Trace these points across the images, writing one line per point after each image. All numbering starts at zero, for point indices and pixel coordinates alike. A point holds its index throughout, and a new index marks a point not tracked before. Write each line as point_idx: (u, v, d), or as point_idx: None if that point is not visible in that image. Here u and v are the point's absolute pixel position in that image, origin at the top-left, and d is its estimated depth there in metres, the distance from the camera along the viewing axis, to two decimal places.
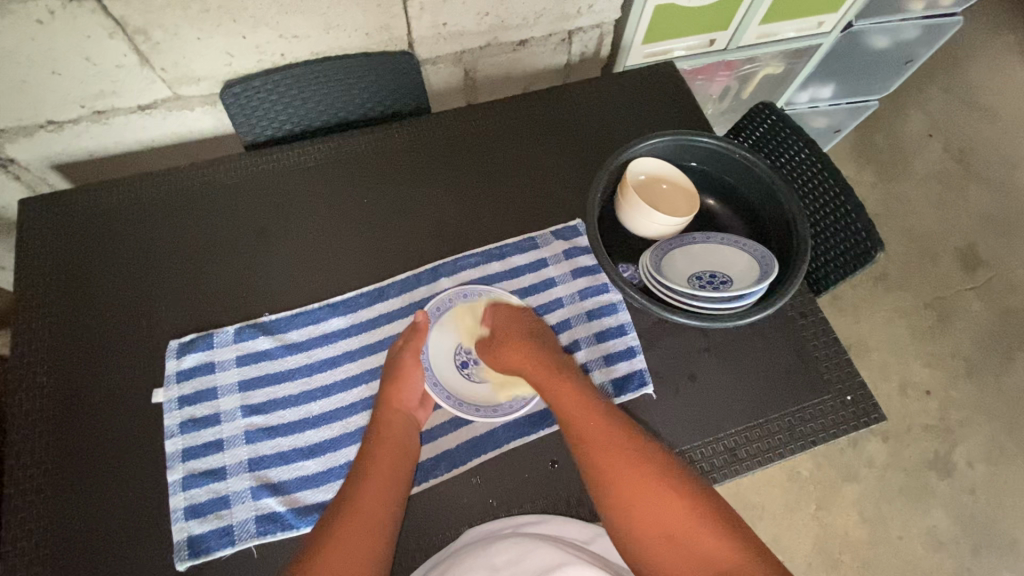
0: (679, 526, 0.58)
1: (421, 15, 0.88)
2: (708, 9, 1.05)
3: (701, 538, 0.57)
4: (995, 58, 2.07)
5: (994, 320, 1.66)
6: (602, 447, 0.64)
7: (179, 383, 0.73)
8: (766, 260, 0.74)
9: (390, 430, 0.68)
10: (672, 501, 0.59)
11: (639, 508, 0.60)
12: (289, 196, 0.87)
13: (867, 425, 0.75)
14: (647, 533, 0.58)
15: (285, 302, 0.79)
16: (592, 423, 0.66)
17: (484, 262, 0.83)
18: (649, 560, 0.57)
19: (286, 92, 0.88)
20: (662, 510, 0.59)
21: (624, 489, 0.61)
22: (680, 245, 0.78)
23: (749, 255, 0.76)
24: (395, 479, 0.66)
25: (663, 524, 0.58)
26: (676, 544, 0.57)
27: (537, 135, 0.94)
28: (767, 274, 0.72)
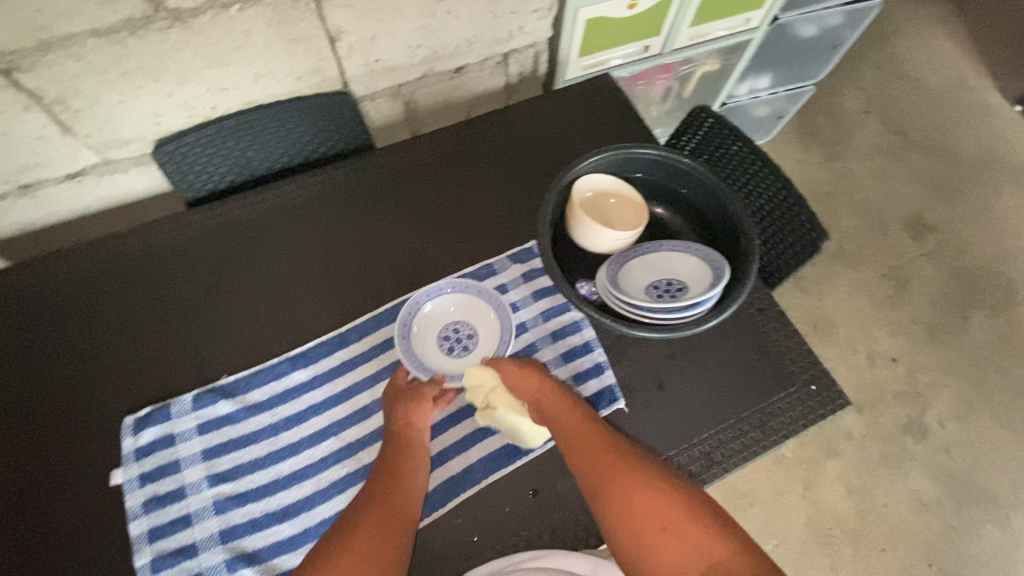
0: (669, 517, 0.55)
1: (351, 55, 0.85)
2: (637, 18, 1.06)
3: (695, 530, 0.54)
4: (919, 32, 2.17)
5: (947, 282, 1.73)
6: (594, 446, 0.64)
7: (139, 461, 0.70)
8: (716, 264, 0.75)
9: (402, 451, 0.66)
10: (660, 493, 0.57)
11: (631, 504, 0.57)
12: (239, 246, 0.85)
13: (835, 411, 0.77)
14: (644, 530, 0.56)
15: (243, 361, 0.77)
16: (579, 423, 0.66)
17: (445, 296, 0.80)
18: (645, 558, 0.54)
19: (223, 144, 0.86)
20: (655, 504, 0.57)
21: (617, 485, 0.59)
22: (634, 255, 0.79)
23: (700, 259, 0.77)
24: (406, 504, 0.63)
25: (658, 519, 0.56)
26: (671, 539, 0.54)
27: (483, 161, 0.94)
28: (720, 279, 0.73)
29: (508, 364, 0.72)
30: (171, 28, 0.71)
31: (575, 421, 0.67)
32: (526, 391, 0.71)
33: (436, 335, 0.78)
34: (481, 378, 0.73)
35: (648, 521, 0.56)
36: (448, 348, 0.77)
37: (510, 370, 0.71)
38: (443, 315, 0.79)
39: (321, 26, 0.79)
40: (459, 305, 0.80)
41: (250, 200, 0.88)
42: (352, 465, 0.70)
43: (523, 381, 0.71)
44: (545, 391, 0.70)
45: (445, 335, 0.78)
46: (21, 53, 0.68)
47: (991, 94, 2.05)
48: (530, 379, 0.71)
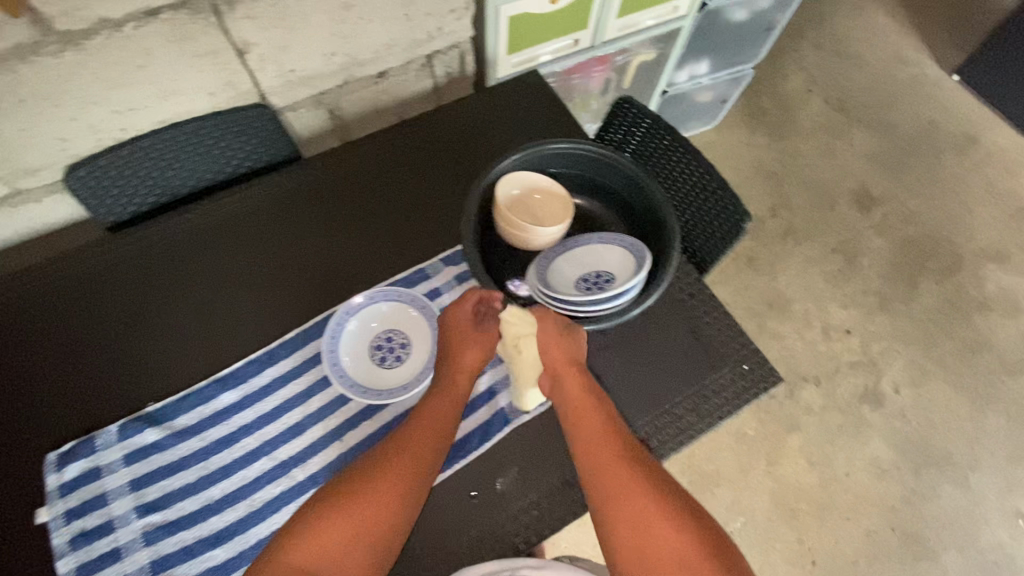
0: (683, 552, 0.60)
1: (264, 66, 0.84)
2: (560, 13, 1.07)
3: (704, 570, 0.59)
4: (856, 9, 2.22)
5: (895, 252, 1.77)
6: (613, 460, 0.66)
7: (64, 497, 0.68)
8: (638, 252, 0.76)
9: (445, 393, 0.71)
10: (679, 526, 0.62)
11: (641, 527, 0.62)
12: (170, 264, 0.84)
13: (768, 389, 0.78)
14: (650, 552, 0.61)
15: (169, 387, 0.75)
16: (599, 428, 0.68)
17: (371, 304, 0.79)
18: None
19: (139, 166, 0.84)
20: (662, 526, 0.61)
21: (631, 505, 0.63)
22: (561, 252, 0.80)
23: (623, 250, 0.77)
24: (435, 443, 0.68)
25: (666, 549, 0.61)
26: (673, 564, 0.60)
27: (413, 165, 0.93)
28: (643, 267, 0.73)
29: (550, 333, 0.71)
30: (64, 52, 0.69)
31: (597, 428, 0.68)
32: (553, 364, 0.71)
33: (369, 346, 0.77)
34: (515, 323, 0.73)
35: (659, 546, 0.61)
36: (381, 357, 0.76)
37: (546, 336, 0.71)
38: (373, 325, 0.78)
39: (226, 39, 0.77)
40: (388, 313, 0.79)
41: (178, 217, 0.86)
42: (286, 483, 0.69)
43: (553, 349, 0.70)
44: (570, 384, 0.71)
45: (377, 344, 0.77)
46: None
47: (928, 66, 2.11)
48: (561, 357, 0.70)
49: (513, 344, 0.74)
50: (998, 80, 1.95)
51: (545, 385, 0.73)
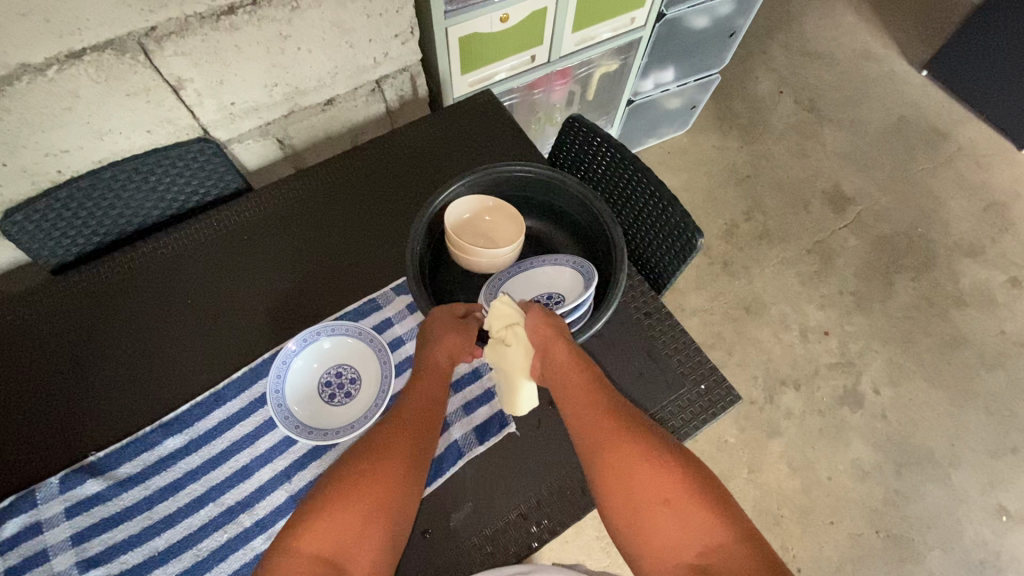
0: (670, 493, 0.60)
1: (203, 101, 0.82)
2: (511, 31, 1.06)
3: (693, 507, 0.59)
4: (824, 8, 2.23)
5: (870, 251, 1.77)
6: (604, 425, 0.65)
7: (3, 556, 0.66)
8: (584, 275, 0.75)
9: (431, 379, 0.72)
10: (666, 470, 0.61)
11: (636, 486, 0.61)
12: (123, 302, 0.82)
13: (726, 409, 0.77)
14: (647, 510, 0.60)
15: (113, 435, 0.74)
16: (588, 396, 0.67)
17: (316, 342, 0.77)
18: (642, 526, 0.59)
19: (79, 208, 0.82)
20: (657, 482, 0.60)
21: (625, 466, 0.62)
22: (509, 276, 0.78)
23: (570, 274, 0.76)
24: (430, 426, 0.69)
25: (656, 492, 0.60)
26: (670, 515, 0.59)
27: (364, 192, 0.92)
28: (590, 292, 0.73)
29: (537, 317, 0.70)
30: None
31: (585, 397, 0.67)
32: (540, 339, 0.69)
33: (316, 385, 0.75)
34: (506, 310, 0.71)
35: (649, 492, 0.60)
36: (330, 395, 0.75)
37: (533, 322, 0.70)
38: (319, 364, 0.76)
39: (157, 76, 0.76)
40: (334, 349, 0.77)
41: (130, 255, 0.84)
42: (233, 530, 0.68)
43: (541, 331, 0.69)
44: (559, 358, 0.69)
45: (325, 382, 0.75)
46: None
47: (897, 62, 2.11)
48: (545, 331, 0.69)
49: (500, 339, 0.71)
50: (965, 74, 1.96)
51: (535, 367, 0.71)
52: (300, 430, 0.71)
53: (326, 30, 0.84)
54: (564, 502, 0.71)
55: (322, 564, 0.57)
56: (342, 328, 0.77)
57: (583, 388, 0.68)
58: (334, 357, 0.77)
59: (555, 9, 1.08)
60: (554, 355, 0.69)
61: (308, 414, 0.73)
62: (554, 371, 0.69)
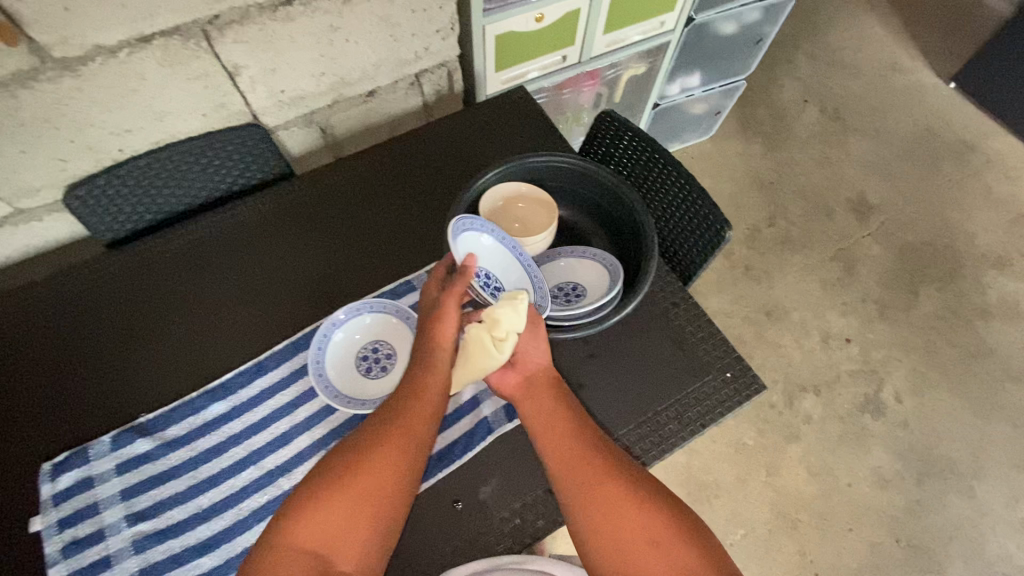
0: (657, 536, 0.60)
1: (255, 88, 0.87)
2: (546, 30, 1.09)
3: (680, 548, 0.59)
4: (851, 19, 2.23)
5: (894, 260, 1.76)
6: (583, 457, 0.65)
7: (57, 507, 0.70)
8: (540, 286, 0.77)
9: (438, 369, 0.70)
10: (652, 512, 0.61)
11: (616, 520, 0.61)
12: (173, 276, 0.86)
13: (751, 397, 0.79)
14: (627, 547, 0.60)
15: (162, 399, 0.78)
16: (571, 432, 0.67)
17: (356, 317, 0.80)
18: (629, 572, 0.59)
19: (136, 186, 0.87)
20: (645, 525, 0.61)
21: (606, 502, 0.62)
22: (500, 236, 0.77)
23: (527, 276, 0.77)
24: (432, 418, 0.68)
25: (642, 534, 0.60)
26: (653, 551, 0.59)
27: (400, 180, 0.95)
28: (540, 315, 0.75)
29: (531, 342, 0.71)
30: (61, 78, 0.73)
31: (567, 435, 0.67)
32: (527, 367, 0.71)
33: (354, 357, 0.79)
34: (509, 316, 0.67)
35: (636, 536, 0.60)
36: (367, 368, 0.78)
37: (526, 335, 0.71)
38: (359, 338, 0.80)
39: (217, 63, 0.80)
40: (372, 325, 0.81)
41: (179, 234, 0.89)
42: (272, 492, 0.71)
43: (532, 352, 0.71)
44: (542, 389, 0.70)
45: (363, 355, 0.79)
46: None
47: (925, 74, 2.11)
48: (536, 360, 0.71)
49: (498, 342, 0.67)
50: (994, 86, 1.96)
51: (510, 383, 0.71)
52: (339, 399, 0.75)
53: (373, 24, 0.88)
54: None
55: (309, 556, 0.59)
56: (381, 305, 0.81)
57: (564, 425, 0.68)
58: (372, 333, 0.80)
59: (589, 10, 1.11)
60: (537, 382, 0.70)
61: (345, 384, 0.77)
62: (535, 407, 0.69)
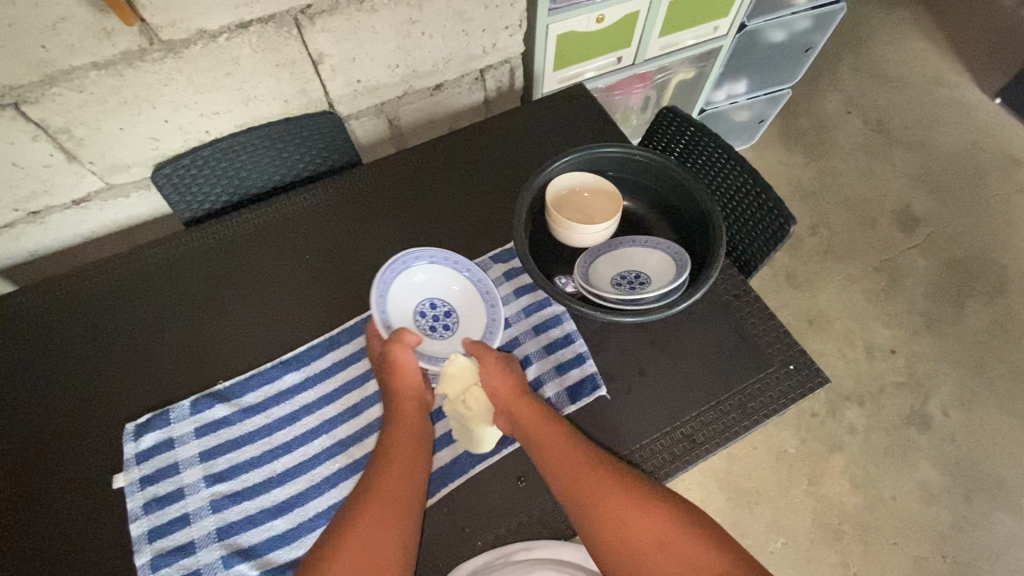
0: (664, 533, 0.61)
1: (334, 76, 0.92)
2: (606, 31, 1.12)
3: (689, 544, 0.60)
4: (896, 33, 2.23)
5: (941, 272, 1.73)
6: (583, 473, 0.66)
7: (139, 465, 0.73)
8: (488, 291, 0.83)
9: (404, 426, 0.71)
10: (655, 513, 0.62)
11: (623, 528, 0.62)
12: (230, 263, 0.90)
13: (814, 390, 0.78)
14: (636, 549, 0.61)
15: (238, 367, 0.81)
16: (563, 448, 0.69)
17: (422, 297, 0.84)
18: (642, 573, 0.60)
19: (218, 166, 0.91)
20: (650, 525, 0.62)
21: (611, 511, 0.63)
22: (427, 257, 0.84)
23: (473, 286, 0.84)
24: (411, 475, 0.68)
25: (648, 535, 0.61)
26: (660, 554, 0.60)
27: (464, 170, 0.99)
28: (495, 324, 0.81)
29: (490, 376, 0.75)
30: (165, 59, 0.78)
31: (561, 452, 0.68)
32: (500, 399, 0.73)
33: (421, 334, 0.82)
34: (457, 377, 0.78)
35: (643, 537, 0.61)
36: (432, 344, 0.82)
37: (484, 374, 0.75)
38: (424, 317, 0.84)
39: (303, 50, 0.86)
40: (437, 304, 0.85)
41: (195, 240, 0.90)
42: (343, 460, 0.73)
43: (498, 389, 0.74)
44: (525, 412, 0.72)
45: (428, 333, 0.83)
46: (27, 86, 0.74)
47: (971, 89, 2.09)
48: (504, 388, 0.74)
49: (460, 399, 0.77)
50: None
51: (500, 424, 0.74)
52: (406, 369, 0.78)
53: (448, 18, 0.93)
54: (654, 464, 0.74)
55: None
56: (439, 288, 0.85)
57: (554, 444, 0.69)
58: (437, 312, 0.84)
59: (647, 13, 1.14)
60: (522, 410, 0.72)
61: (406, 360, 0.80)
62: (523, 434, 0.71)
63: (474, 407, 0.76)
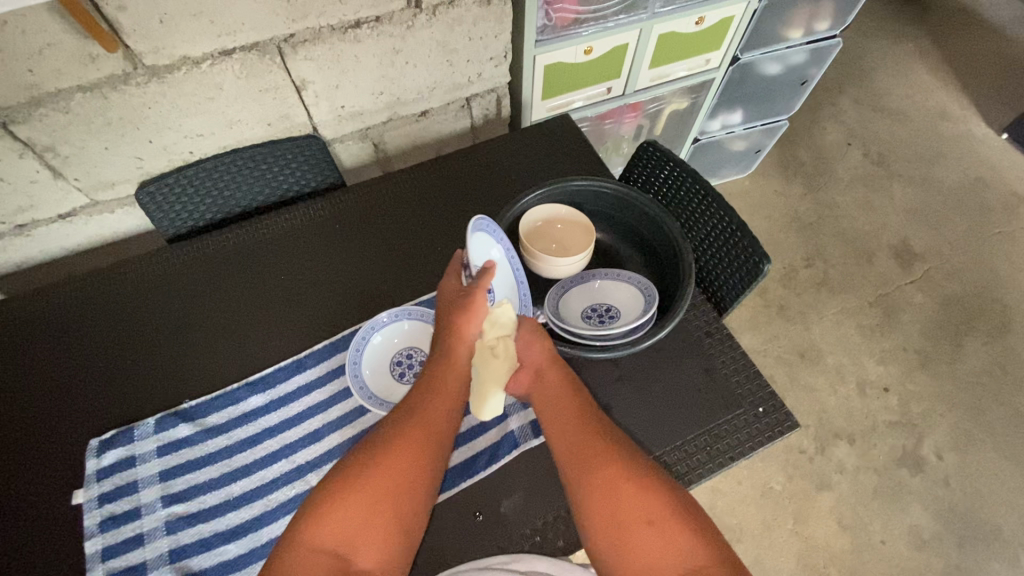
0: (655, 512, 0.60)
1: (318, 102, 0.94)
2: (594, 62, 1.13)
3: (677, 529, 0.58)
4: (899, 66, 2.23)
5: (939, 309, 1.70)
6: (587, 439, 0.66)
7: (99, 482, 0.73)
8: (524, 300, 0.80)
9: (450, 376, 0.72)
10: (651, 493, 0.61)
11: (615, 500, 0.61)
12: (225, 268, 0.92)
13: (783, 434, 0.77)
14: (624, 522, 0.60)
15: (205, 387, 0.81)
16: (576, 416, 0.69)
17: (395, 322, 0.83)
18: (625, 551, 0.58)
19: (201, 186, 0.93)
20: (643, 502, 0.60)
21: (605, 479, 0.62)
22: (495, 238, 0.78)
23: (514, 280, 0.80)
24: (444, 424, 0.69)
25: (638, 511, 0.60)
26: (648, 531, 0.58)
27: (445, 196, 0.99)
28: None
29: (527, 334, 0.75)
30: (149, 83, 0.80)
31: (574, 420, 0.69)
32: (530, 361, 0.74)
33: (389, 362, 0.81)
34: (494, 326, 0.76)
35: (634, 513, 0.60)
36: (400, 373, 0.80)
37: (525, 334, 0.75)
38: (393, 344, 0.83)
39: (287, 77, 0.88)
40: (405, 331, 0.84)
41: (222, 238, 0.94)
42: (300, 486, 0.73)
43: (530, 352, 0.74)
44: (551, 377, 0.73)
45: (397, 361, 0.81)
46: (15, 107, 0.76)
47: (974, 124, 2.07)
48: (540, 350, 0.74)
49: (491, 347, 0.75)
50: None
51: (522, 382, 0.74)
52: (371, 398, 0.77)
53: (432, 49, 0.95)
54: None
55: (328, 554, 0.58)
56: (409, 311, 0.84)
57: (569, 411, 0.70)
58: (406, 339, 0.83)
59: (635, 46, 1.15)
60: (547, 374, 0.73)
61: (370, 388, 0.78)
62: (543, 397, 0.72)
63: (501, 357, 0.74)
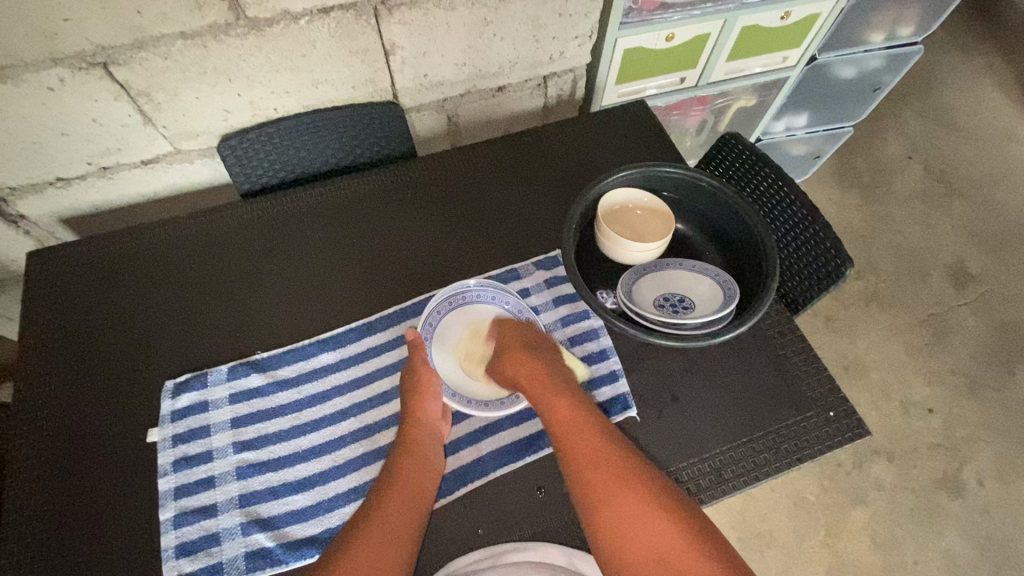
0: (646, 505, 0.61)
1: (403, 68, 0.97)
2: (673, 50, 1.12)
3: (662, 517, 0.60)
4: (968, 81, 2.16)
5: (992, 334, 1.66)
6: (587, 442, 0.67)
7: (173, 423, 0.75)
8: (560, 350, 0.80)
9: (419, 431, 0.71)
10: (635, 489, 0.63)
11: (625, 521, 0.61)
12: (281, 242, 0.91)
13: (853, 441, 0.75)
14: (619, 520, 0.61)
15: (276, 340, 0.83)
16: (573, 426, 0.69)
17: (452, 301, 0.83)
18: (624, 542, 0.60)
19: (279, 144, 0.94)
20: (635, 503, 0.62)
21: (614, 506, 0.62)
22: (492, 297, 0.83)
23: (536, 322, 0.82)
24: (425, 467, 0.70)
25: (627, 507, 0.61)
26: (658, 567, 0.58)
27: (517, 173, 0.99)
28: None
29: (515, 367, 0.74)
30: (248, 35, 0.83)
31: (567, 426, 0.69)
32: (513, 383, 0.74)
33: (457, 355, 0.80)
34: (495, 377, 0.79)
35: (621, 510, 0.61)
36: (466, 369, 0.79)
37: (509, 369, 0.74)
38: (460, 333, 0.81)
39: (378, 40, 0.90)
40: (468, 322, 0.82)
41: (261, 206, 0.93)
42: (367, 445, 0.74)
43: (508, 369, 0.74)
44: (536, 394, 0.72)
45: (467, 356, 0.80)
46: (119, 48, 0.80)
47: None
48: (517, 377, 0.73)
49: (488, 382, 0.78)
50: None
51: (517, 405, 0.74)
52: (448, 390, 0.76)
53: (521, 24, 0.97)
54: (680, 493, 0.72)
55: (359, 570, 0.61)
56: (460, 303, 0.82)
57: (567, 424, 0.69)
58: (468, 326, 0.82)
59: (716, 37, 1.13)
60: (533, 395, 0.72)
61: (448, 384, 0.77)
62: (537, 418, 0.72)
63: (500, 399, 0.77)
